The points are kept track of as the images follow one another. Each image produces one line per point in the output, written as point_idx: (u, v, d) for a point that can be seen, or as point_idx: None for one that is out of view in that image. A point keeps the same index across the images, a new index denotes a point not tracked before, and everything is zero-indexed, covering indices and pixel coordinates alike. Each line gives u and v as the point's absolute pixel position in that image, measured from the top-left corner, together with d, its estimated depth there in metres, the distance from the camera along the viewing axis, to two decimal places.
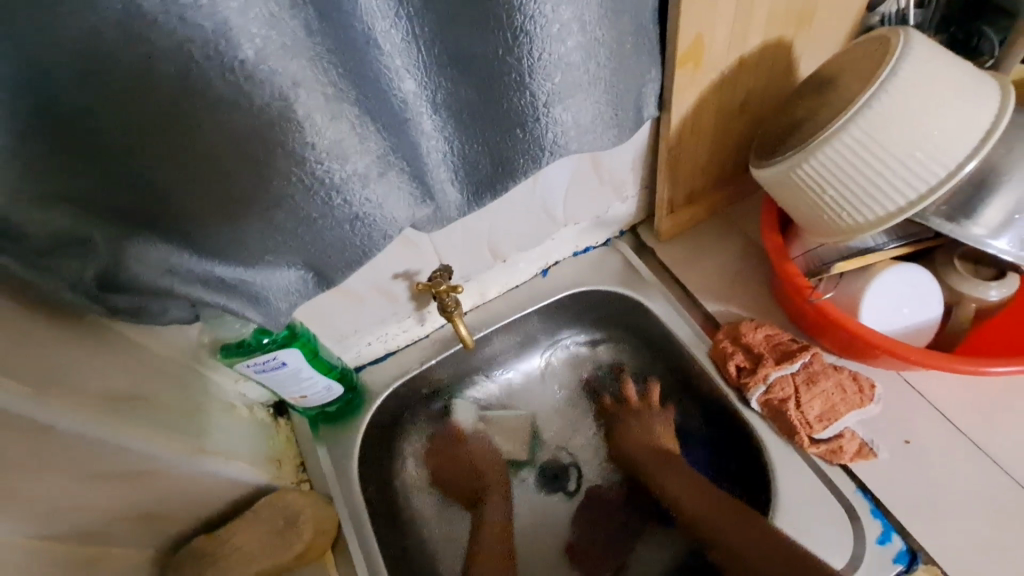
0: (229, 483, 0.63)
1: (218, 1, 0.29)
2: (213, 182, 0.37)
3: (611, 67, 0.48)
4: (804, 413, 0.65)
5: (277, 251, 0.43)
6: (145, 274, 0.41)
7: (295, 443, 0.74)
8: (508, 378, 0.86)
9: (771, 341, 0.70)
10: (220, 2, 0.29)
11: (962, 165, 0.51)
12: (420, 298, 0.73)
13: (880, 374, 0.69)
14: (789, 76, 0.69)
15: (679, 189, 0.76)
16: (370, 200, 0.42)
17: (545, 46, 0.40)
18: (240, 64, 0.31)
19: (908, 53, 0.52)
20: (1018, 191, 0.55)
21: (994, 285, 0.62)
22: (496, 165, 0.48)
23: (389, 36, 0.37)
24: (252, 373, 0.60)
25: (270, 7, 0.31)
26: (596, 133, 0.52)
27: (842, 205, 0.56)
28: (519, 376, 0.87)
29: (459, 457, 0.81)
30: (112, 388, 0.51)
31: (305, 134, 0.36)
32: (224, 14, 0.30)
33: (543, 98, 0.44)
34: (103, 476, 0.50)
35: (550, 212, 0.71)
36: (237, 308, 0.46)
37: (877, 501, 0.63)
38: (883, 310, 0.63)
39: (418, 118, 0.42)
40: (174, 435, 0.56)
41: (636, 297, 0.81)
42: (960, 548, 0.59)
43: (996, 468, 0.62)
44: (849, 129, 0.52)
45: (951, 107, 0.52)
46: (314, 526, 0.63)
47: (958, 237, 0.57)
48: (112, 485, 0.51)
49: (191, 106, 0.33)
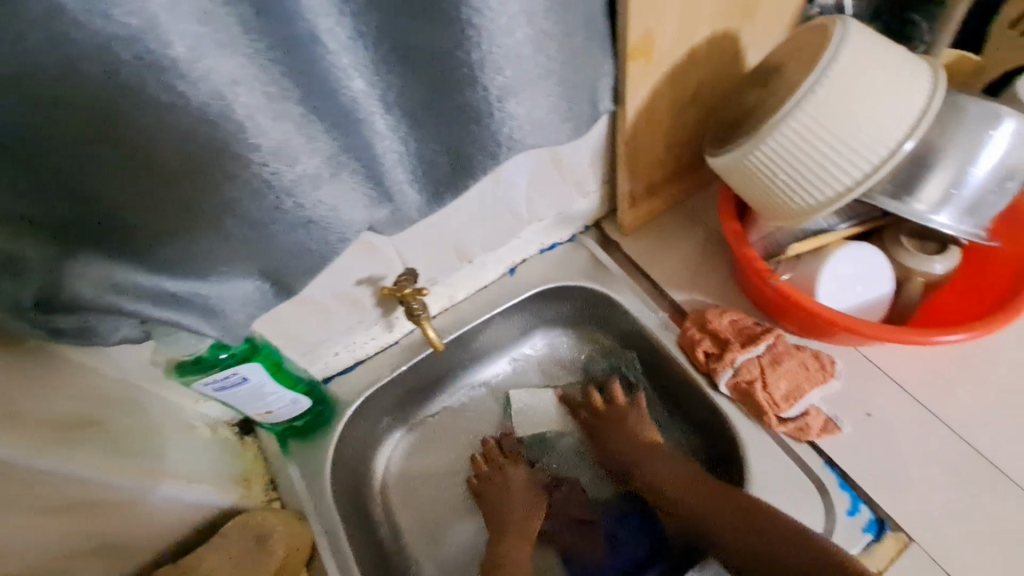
0: (187, 508, 0.61)
1: None
2: (157, 191, 0.36)
3: (563, 59, 0.47)
4: (771, 394, 0.67)
5: (229, 260, 0.43)
6: (87, 290, 0.39)
7: (263, 461, 0.72)
8: (467, 390, 0.85)
9: (736, 326, 0.72)
10: None
11: (901, 144, 0.53)
12: (387, 303, 0.72)
13: (841, 351, 0.72)
14: (737, 66, 0.71)
15: (639, 182, 0.77)
16: (323, 202, 0.42)
17: (493, 40, 0.40)
18: (172, 63, 0.30)
19: (846, 37, 0.53)
20: (954, 168, 0.58)
21: (937, 260, 0.65)
22: (454, 162, 0.48)
23: (334, 34, 0.36)
24: (211, 392, 0.57)
25: (200, 3, 0.29)
26: (551, 126, 0.51)
27: (793, 188, 0.58)
28: (505, 368, 0.87)
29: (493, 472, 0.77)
30: (58, 414, 0.48)
31: (248, 136, 0.35)
32: (151, 10, 0.28)
33: (494, 93, 0.43)
34: (63, 513, 0.47)
35: (513, 209, 0.71)
36: (191, 323, 0.45)
37: (844, 475, 0.65)
38: (839, 288, 0.65)
39: (371, 118, 0.41)
40: (128, 460, 0.54)
41: (605, 291, 0.81)
42: (923, 511, 0.61)
43: (951, 432, 0.65)
44: (796, 113, 0.54)
45: (891, 87, 0.53)
46: (286, 542, 0.61)
47: (903, 214, 0.60)
48: (73, 519, 0.48)
49: (122, 111, 0.31)
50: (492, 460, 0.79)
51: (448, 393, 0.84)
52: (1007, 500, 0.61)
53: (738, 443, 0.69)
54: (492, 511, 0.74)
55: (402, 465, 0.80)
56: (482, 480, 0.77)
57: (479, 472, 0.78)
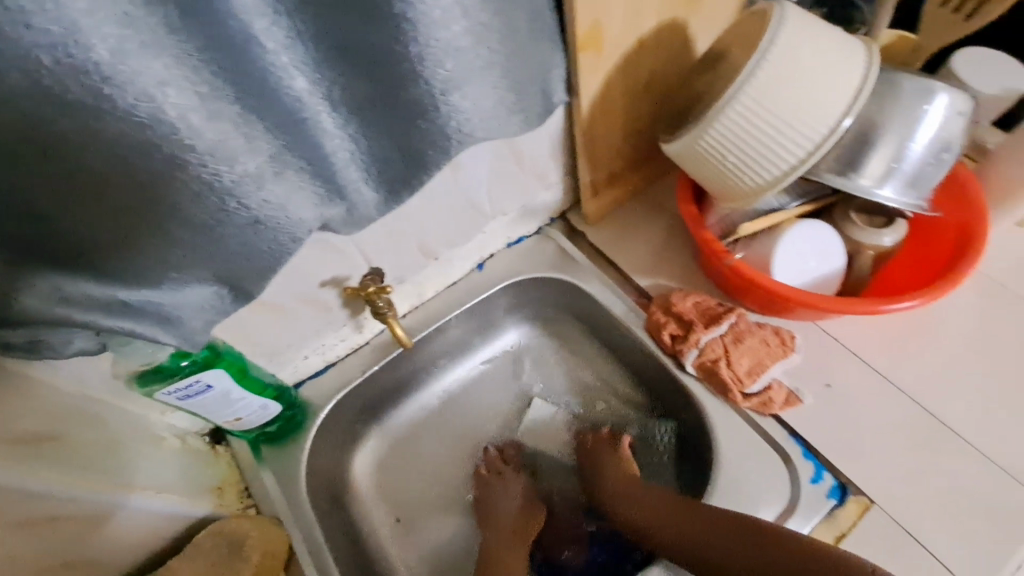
0: (157, 520, 0.60)
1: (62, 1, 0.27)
2: (98, 197, 0.36)
3: (506, 51, 0.48)
4: (734, 370, 0.69)
5: (181, 266, 0.42)
6: (36, 304, 0.39)
7: (237, 469, 0.71)
8: (442, 387, 0.86)
9: (700, 308, 0.74)
10: (64, 2, 0.27)
11: (839, 122, 0.55)
12: (354, 304, 0.72)
13: (800, 326, 0.74)
14: (687, 54, 0.72)
15: (599, 171, 0.78)
16: (269, 202, 0.41)
17: (431, 33, 0.40)
18: (95, 66, 0.29)
19: (785, 21, 0.55)
20: (895, 143, 0.60)
21: (887, 233, 0.67)
22: (407, 159, 0.49)
23: (271, 34, 0.36)
24: (174, 401, 0.57)
25: (121, 5, 0.29)
26: (500, 118, 0.52)
27: (742, 169, 0.59)
28: (479, 362, 0.87)
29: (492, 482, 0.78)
30: (20, 430, 0.47)
31: (181, 137, 0.34)
32: (71, 16, 0.28)
33: (438, 88, 0.43)
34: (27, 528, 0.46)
35: (475, 204, 0.72)
36: (147, 332, 0.44)
37: (807, 444, 0.67)
38: (793, 265, 0.67)
39: (317, 117, 0.41)
40: (93, 474, 0.53)
41: (573, 281, 0.82)
42: (882, 475, 0.64)
43: (906, 398, 0.68)
44: (739, 97, 0.56)
45: (828, 67, 0.55)
46: (261, 549, 0.61)
47: (849, 190, 0.62)
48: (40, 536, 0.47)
49: (49, 119, 0.31)
50: (495, 467, 0.80)
51: (422, 391, 0.85)
52: (960, 458, 0.64)
53: (707, 421, 0.71)
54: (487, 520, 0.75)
55: (380, 464, 0.81)
56: (484, 486, 0.78)
57: (481, 479, 0.79)
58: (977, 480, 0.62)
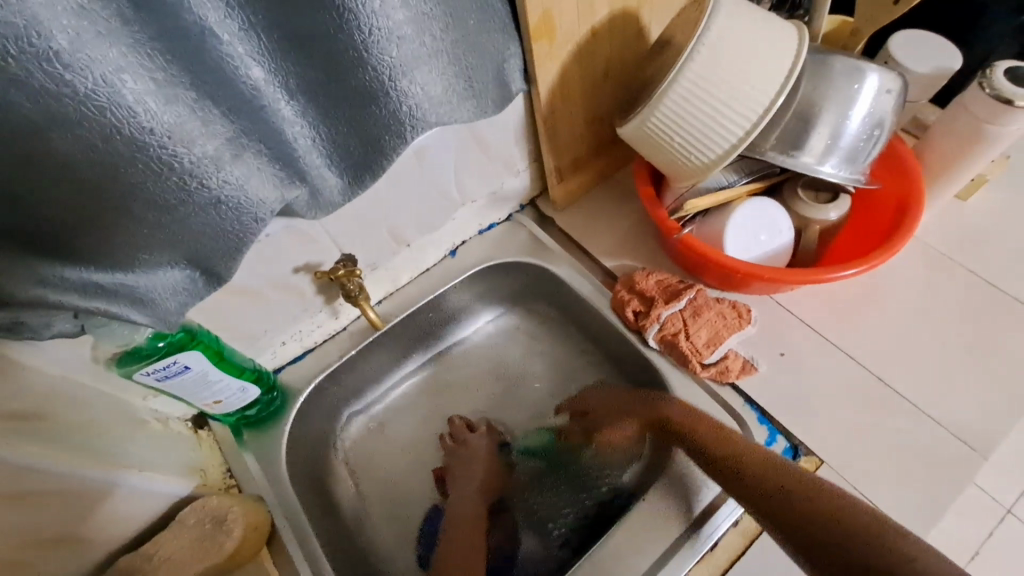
0: (151, 497, 0.64)
1: None
2: (65, 180, 0.38)
3: (451, 40, 0.52)
4: (693, 342, 0.73)
5: (151, 247, 0.45)
6: (15, 285, 0.42)
7: (219, 452, 0.74)
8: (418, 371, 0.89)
9: (662, 284, 0.77)
10: None
11: (774, 101, 0.59)
12: (329, 290, 0.75)
13: (756, 299, 0.78)
14: (641, 42, 0.75)
15: (563, 157, 0.82)
16: (229, 182, 0.44)
17: (374, 21, 0.43)
18: (55, 54, 0.32)
19: (720, 7, 0.58)
20: (833, 120, 0.63)
21: (832, 209, 0.71)
22: (365, 144, 0.52)
23: (224, 25, 0.39)
24: (153, 381, 0.60)
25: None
26: (452, 103, 0.55)
27: (689, 148, 0.63)
28: (454, 346, 0.91)
29: (456, 450, 0.82)
30: (11, 409, 0.50)
31: (140, 120, 0.37)
32: (32, 9, 0.31)
33: (387, 73, 0.46)
34: (22, 500, 0.49)
35: (443, 190, 0.75)
36: (121, 311, 0.47)
37: (762, 410, 0.70)
38: (743, 239, 0.70)
39: (274, 104, 0.45)
40: (80, 452, 0.56)
41: (542, 264, 0.85)
42: (832, 434, 0.68)
43: (854, 362, 0.72)
44: (681, 80, 0.59)
45: (761, 49, 0.59)
46: (244, 523, 0.63)
47: (792, 167, 0.65)
48: (31, 508, 0.50)
49: (13, 105, 0.33)
50: (459, 434, 0.84)
51: (399, 375, 0.88)
52: (903, 417, 0.68)
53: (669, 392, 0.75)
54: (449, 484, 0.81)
55: (360, 446, 0.84)
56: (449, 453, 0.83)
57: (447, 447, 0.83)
58: (920, 437, 0.66)
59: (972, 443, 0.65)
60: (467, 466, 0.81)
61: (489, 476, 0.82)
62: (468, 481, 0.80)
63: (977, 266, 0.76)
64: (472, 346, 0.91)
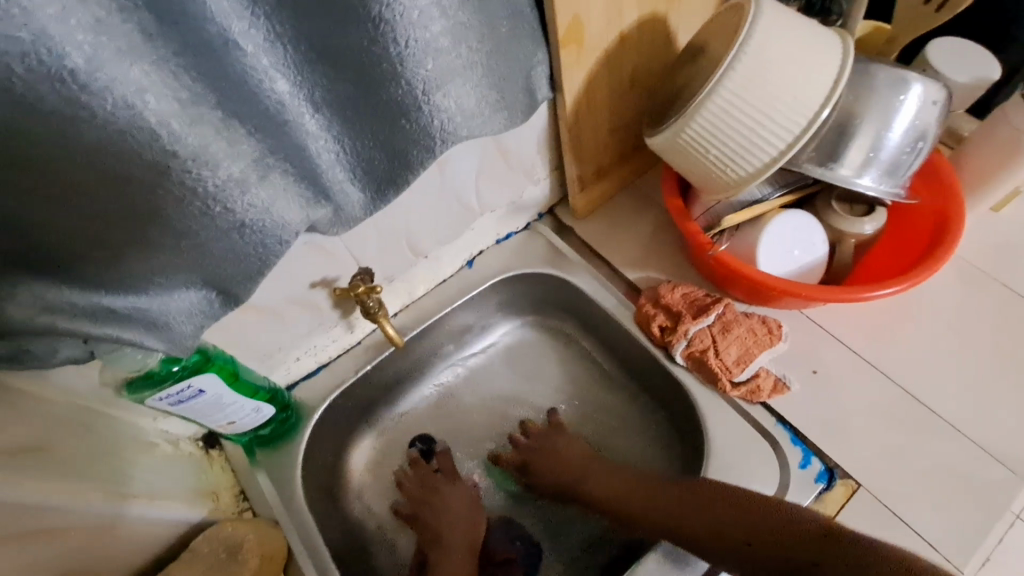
0: (159, 526, 0.61)
1: (30, 8, 0.27)
2: (79, 204, 0.36)
3: (485, 50, 0.49)
4: (722, 359, 0.70)
5: (167, 271, 0.42)
6: (22, 313, 0.39)
7: (232, 473, 0.71)
8: (433, 386, 0.86)
9: (688, 298, 0.75)
10: (33, 9, 0.27)
11: (817, 113, 0.56)
12: (345, 304, 0.72)
13: (786, 314, 0.75)
14: (670, 48, 0.73)
15: (586, 166, 0.79)
16: (254, 205, 0.41)
17: (410, 33, 0.40)
18: (71, 74, 0.30)
19: (760, 15, 0.56)
20: (874, 131, 0.61)
21: (868, 222, 0.69)
22: (393, 160, 0.49)
23: (249, 36, 0.36)
24: (166, 407, 0.57)
25: (93, 12, 0.29)
26: (483, 116, 0.53)
27: (725, 160, 0.60)
28: (472, 359, 0.88)
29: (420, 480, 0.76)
30: (10, 441, 0.47)
31: (164, 143, 0.34)
32: (41, 23, 0.28)
33: (420, 87, 0.44)
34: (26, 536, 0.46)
35: (463, 200, 0.72)
36: (134, 337, 0.44)
37: (795, 430, 0.68)
38: (777, 254, 0.67)
39: (300, 119, 0.42)
40: (87, 481, 0.54)
41: (562, 275, 0.83)
42: (868, 457, 0.65)
43: (890, 380, 0.69)
44: (719, 90, 0.56)
45: (802, 59, 0.56)
46: (259, 551, 0.61)
47: (829, 180, 0.63)
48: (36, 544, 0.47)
49: (22, 126, 0.31)
50: (423, 475, 0.77)
51: (415, 390, 0.85)
52: (940, 438, 0.65)
53: (697, 410, 0.72)
54: (423, 518, 0.73)
55: (377, 465, 0.81)
56: (413, 497, 0.76)
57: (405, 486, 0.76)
58: (957, 459, 0.64)
59: (1013, 466, 0.63)
60: (435, 498, 0.74)
61: (467, 508, 0.74)
62: (460, 512, 0.73)
63: (1012, 280, 0.74)
64: (489, 360, 0.88)
